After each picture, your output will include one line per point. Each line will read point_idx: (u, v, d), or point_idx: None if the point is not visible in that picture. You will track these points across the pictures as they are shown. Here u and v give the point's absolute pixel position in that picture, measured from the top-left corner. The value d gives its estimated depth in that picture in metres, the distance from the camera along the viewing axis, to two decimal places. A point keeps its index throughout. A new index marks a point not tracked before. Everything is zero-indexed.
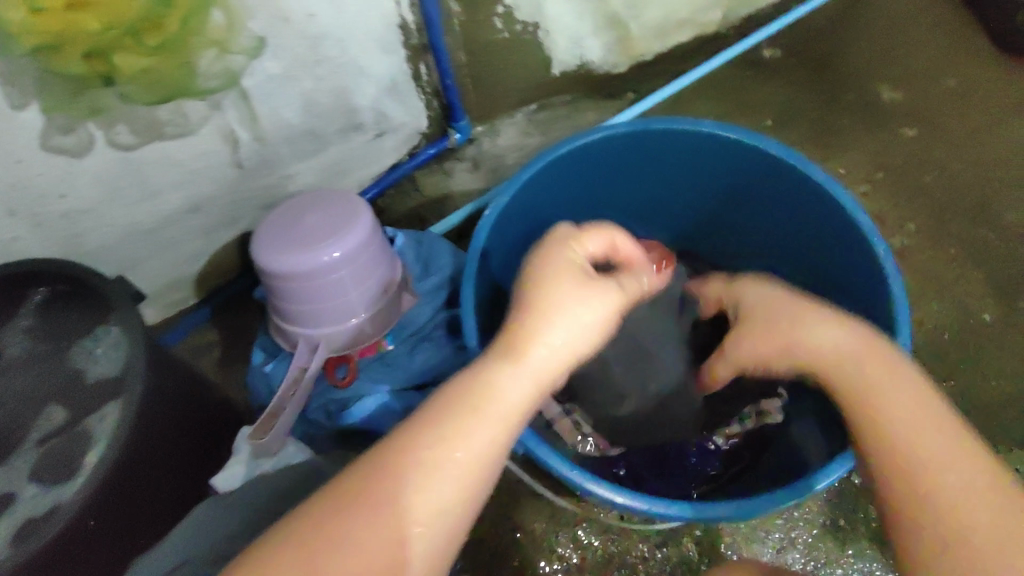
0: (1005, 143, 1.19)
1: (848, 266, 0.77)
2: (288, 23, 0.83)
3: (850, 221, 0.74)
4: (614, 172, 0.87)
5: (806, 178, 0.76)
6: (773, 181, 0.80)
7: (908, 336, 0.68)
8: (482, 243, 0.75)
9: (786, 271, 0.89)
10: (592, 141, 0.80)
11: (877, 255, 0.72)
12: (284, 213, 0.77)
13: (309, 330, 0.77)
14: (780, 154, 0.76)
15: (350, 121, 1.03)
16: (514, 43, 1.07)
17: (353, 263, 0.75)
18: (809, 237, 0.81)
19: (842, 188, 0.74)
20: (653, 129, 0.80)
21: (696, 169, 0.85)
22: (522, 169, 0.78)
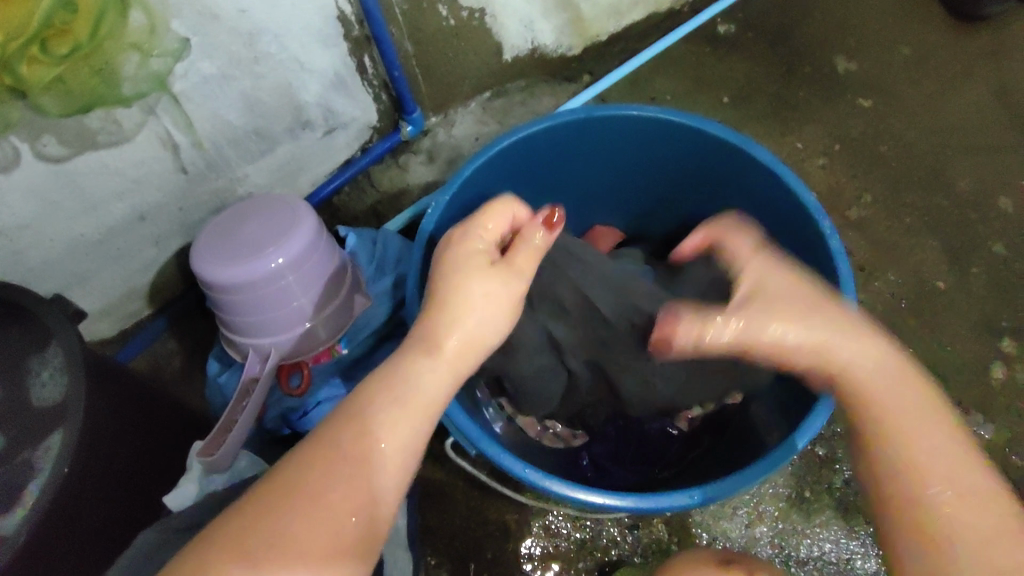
0: (959, 109, 1.19)
1: (796, 243, 0.78)
2: (218, 21, 0.80)
3: (796, 198, 0.74)
4: (563, 160, 0.88)
5: (751, 158, 0.77)
6: (719, 162, 0.81)
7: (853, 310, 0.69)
8: (427, 244, 0.75)
9: None
10: (536, 131, 0.80)
11: (822, 233, 0.72)
12: (226, 221, 0.75)
13: (261, 338, 0.76)
14: (723, 134, 0.77)
15: (297, 120, 1.00)
16: (461, 31, 1.04)
17: (300, 268, 0.74)
18: (758, 217, 0.82)
19: (786, 168, 0.75)
20: (597, 116, 0.80)
21: (643, 153, 0.86)
22: (466, 164, 0.78)
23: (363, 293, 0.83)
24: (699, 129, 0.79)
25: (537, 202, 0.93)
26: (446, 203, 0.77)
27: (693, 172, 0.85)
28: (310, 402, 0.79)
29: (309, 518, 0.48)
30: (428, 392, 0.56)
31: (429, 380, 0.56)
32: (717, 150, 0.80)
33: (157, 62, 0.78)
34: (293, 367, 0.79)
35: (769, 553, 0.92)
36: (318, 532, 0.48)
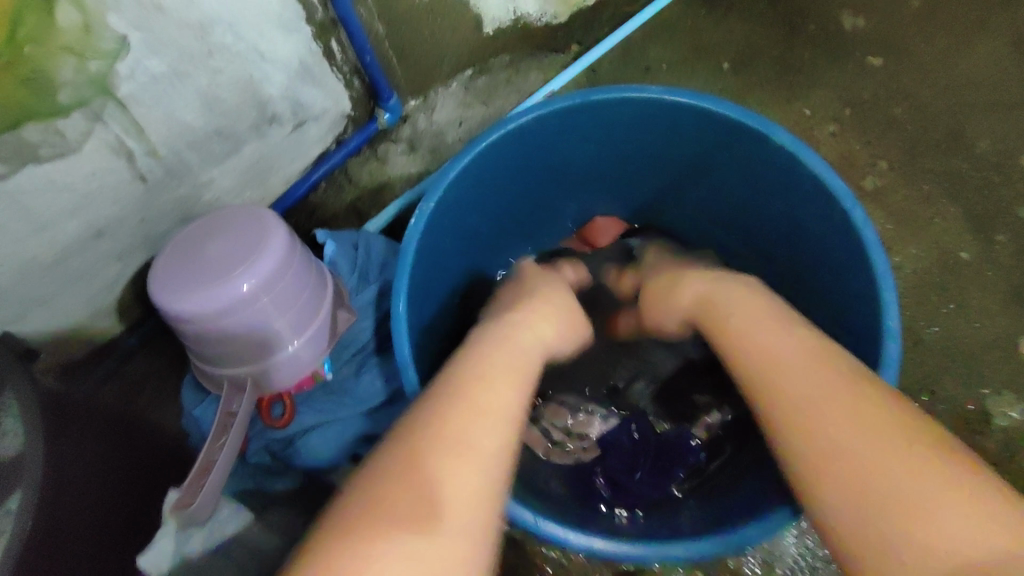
0: (975, 64, 1.11)
1: (822, 234, 0.71)
2: (163, 12, 0.71)
3: (822, 184, 0.67)
4: (557, 151, 0.80)
5: (769, 139, 0.69)
6: (729, 145, 0.74)
7: (893, 298, 0.62)
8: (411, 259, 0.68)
9: (755, 239, 0.83)
10: (528, 120, 0.72)
11: (854, 221, 0.65)
12: (184, 241, 0.67)
13: (236, 369, 0.68)
14: (735, 114, 0.70)
15: (262, 115, 0.91)
16: (436, 6, 0.95)
17: (273, 288, 0.66)
18: (778, 200, 0.75)
19: (807, 147, 0.68)
20: (593, 100, 0.73)
21: (647, 138, 0.79)
22: (447, 167, 0.71)
23: (346, 306, 0.76)
24: (708, 109, 0.71)
25: (531, 194, 0.86)
26: (431, 208, 0.70)
27: (703, 154, 0.78)
28: (297, 431, 0.73)
29: (423, 498, 0.47)
30: (512, 389, 0.57)
31: (503, 379, 0.57)
32: (729, 131, 0.72)
33: (93, 65, 0.69)
34: (274, 397, 0.72)
35: (795, 553, 0.88)
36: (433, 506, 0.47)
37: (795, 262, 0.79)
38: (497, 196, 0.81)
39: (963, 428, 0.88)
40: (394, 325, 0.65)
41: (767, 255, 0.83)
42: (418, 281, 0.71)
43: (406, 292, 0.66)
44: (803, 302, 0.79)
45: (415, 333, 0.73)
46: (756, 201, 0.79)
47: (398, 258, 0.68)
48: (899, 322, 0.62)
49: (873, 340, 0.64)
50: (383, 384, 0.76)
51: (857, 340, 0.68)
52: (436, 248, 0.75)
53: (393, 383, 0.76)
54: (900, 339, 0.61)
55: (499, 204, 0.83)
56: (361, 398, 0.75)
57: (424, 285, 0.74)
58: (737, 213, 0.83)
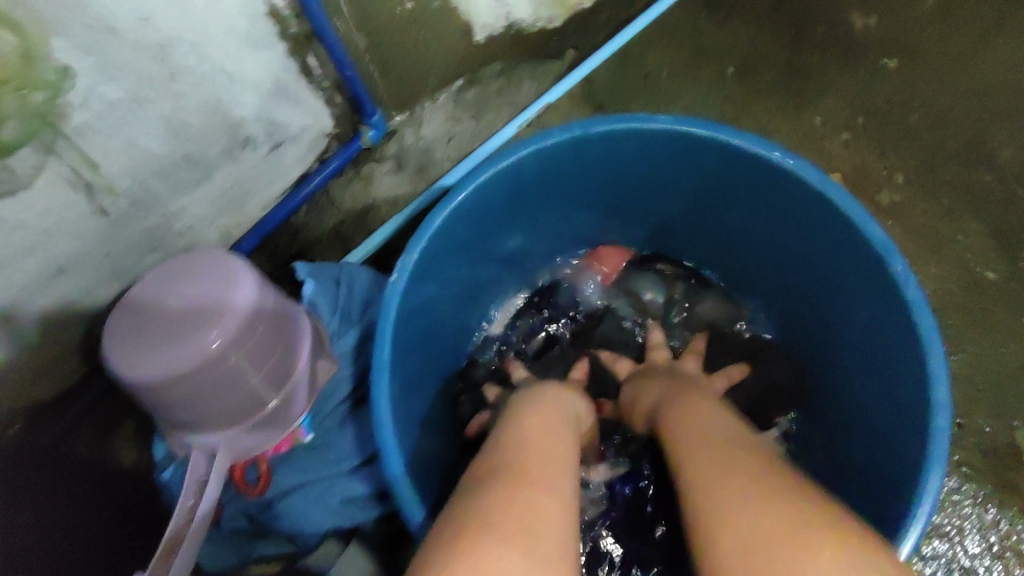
0: (994, 66, 1.05)
1: (853, 273, 0.68)
2: (117, 33, 0.64)
3: (860, 234, 0.64)
4: (558, 187, 0.75)
5: (802, 182, 0.65)
6: (745, 177, 0.70)
7: (943, 366, 0.59)
8: (394, 317, 0.64)
9: (775, 273, 0.79)
10: (523, 157, 0.67)
11: (895, 273, 0.62)
12: (140, 294, 0.60)
13: (209, 433, 0.63)
14: (754, 147, 0.66)
15: (234, 139, 0.84)
16: (422, 15, 0.88)
17: (244, 343, 0.60)
18: (800, 232, 0.71)
19: (836, 184, 0.64)
20: (595, 132, 0.68)
21: (655, 169, 0.73)
22: (435, 211, 0.66)
23: (327, 357, 0.70)
24: (722, 140, 0.67)
25: (532, 229, 0.80)
26: (414, 261, 0.66)
27: (715, 184, 0.73)
28: (277, 493, 0.68)
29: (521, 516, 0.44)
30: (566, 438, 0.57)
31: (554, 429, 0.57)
32: (743, 163, 0.68)
33: (36, 97, 0.62)
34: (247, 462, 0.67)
35: None
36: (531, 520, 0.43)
37: (818, 297, 0.75)
38: (494, 233, 0.76)
39: (992, 464, 0.83)
40: (373, 392, 0.60)
41: (788, 290, 0.79)
42: (402, 339, 0.67)
43: (388, 355, 0.63)
44: (833, 351, 0.75)
45: (400, 390, 0.68)
46: (773, 239, 0.75)
47: (381, 313, 0.64)
48: (949, 392, 0.59)
49: (915, 403, 0.61)
50: (357, 448, 0.70)
51: (896, 399, 0.65)
52: (424, 299, 0.71)
53: (369, 446, 0.71)
54: (950, 410, 0.58)
55: (496, 241, 0.78)
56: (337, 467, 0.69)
57: (409, 338, 0.70)
58: (756, 248, 0.78)
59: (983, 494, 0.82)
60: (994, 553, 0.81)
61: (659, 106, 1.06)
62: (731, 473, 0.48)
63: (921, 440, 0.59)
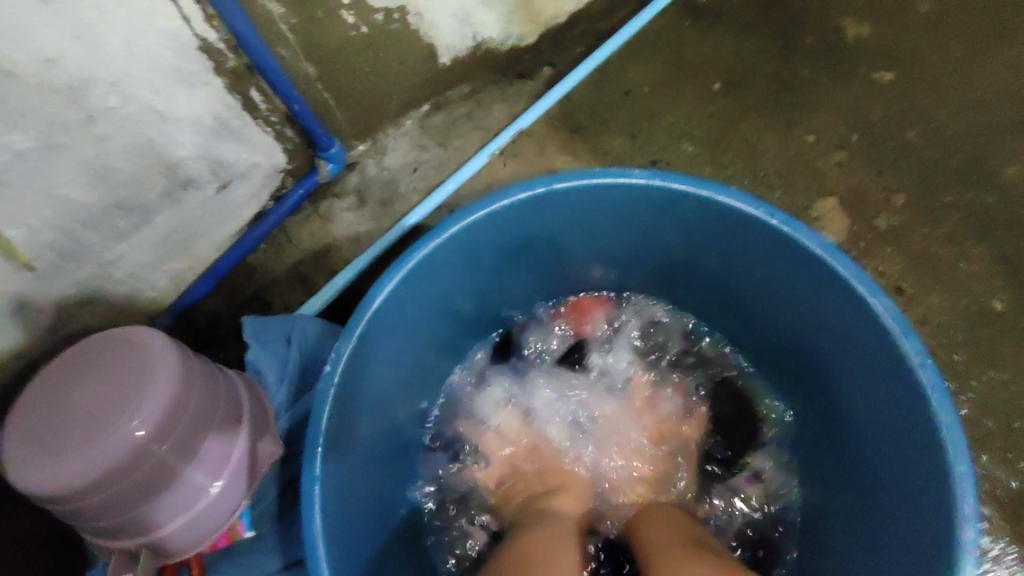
0: (995, 76, 0.98)
1: (855, 342, 0.62)
2: (17, 77, 0.56)
3: (864, 307, 0.59)
4: (526, 246, 0.69)
5: (799, 246, 0.61)
6: (731, 232, 0.65)
7: (966, 464, 0.53)
8: (325, 414, 0.57)
9: (763, 332, 0.74)
10: (476, 219, 0.62)
11: (906, 353, 0.57)
12: (47, 384, 0.53)
13: (134, 535, 0.54)
14: (743, 206, 0.61)
15: (174, 180, 0.76)
16: (378, 38, 0.81)
17: (173, 428, 0.53)
18: (795, 293, 0.66)
19: (841, 252, 0.60)
20: (559, 188, 0.63)
21: (632, 222, 0.68)
22: (383, 282, 0.60)
23: (270, 438, 0.62)
24: (704, 195, 0.62)
25: (504, 290, 0.75)
26: (352, 345, 0.59)
27: (699, 240, 0.68)
28: None
29: None
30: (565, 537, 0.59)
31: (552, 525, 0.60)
32: (723, 220, 0.64)
33: None
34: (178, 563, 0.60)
35: None
36: None
37: (815, 363, 0.69)
38: (457, 297, 0.70)
39: (1009, 515, 0.77)
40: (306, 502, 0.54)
41: (781, 355, 0.73)
42: (349, 428, 0.61)
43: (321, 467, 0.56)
44: (832, 420, 0.69)
45: (350, 487, 0.61)
46: (765, 302, 0.70)
47: (313, 410, 0.57)
48: (977, 501, 0.52)
49: (937, 500, 0.55)
50: (282, 553, 0.64)
51: (910, 491, 0.58)
52: (374, 381, 0.64)
53: (295, 550, 0.65)
54: (979, 524, 0.52)
55: (461, 305, 0.72)
56: (266, 572, 0.63)
57: (358, 423, 0.63)
58: (743, 308, 0.73)
59: (1000, 549, 0.76)
60: None
61: (642, 124, 0.99)
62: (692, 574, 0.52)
63: (943, 549, 0.53)
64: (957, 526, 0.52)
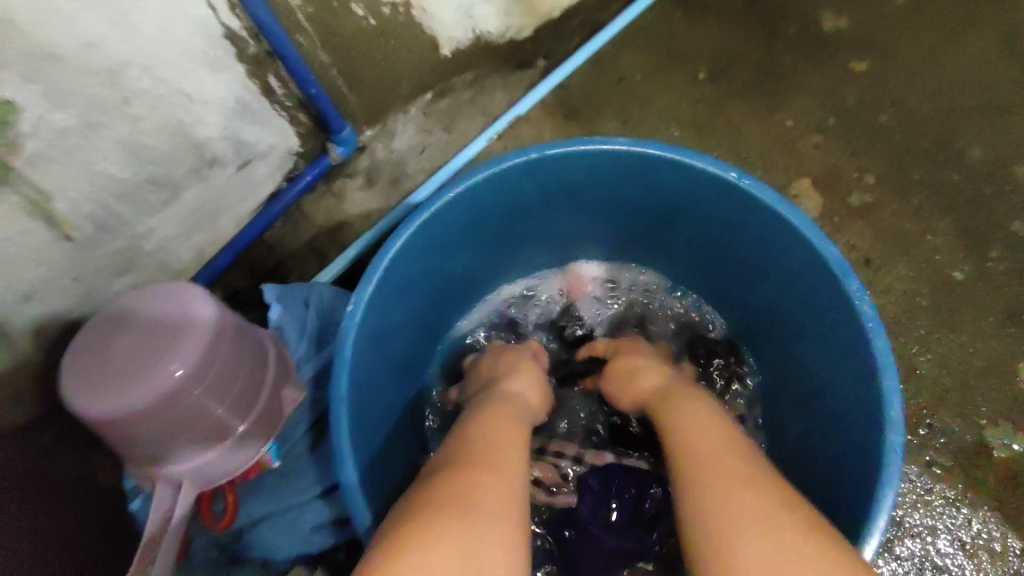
0: (963, 65, 1.05)
1: (806, 291, 0.69)
2: (61, 61, 0.63)
3: (815, 253, 0.65)
4: (518, 208, 0.76)
5: (755, 200, 0.67)
6: (704, 194, 0.71)
7: (893, 379, 0.59)
8: (348, 347, 0.64)
9: (735, 289, 0.81)
10: (477, 182, 0.69)
11: (850, 293, 0.63)
12: (94, 333, 0.60)
13: (179, 463, 0.62)
14: (713, 167, 0.67)
15: (201, 159, 0.83)
16: (386, 29, 0.87)
17: (208, 369, 0.60)
18: (757, 252, 0.73)
19: (794, 206, 0.65)
20: (551, 155, 0.69)
21: (616, 186, 0.75)
22: (392, 238, 0.67)
23: (293, 385, 0.70)
24: (678, 160, 0.68)
25: (498, 251, 0.82)
26: (372, 290, 0.66)
27: (677, 205, 0.75)
28: (245, 523, 0.69)
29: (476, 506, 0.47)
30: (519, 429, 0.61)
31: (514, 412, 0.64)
32: (696, 184, 0.70)
33: None
34: (214, 493, 0.68)
35: None
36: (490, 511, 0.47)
37: (776, 314, 0.76)
38: (458, 255, 0.77)
39: (962, 463, 0.85)
40: (333, 425, 0.60)
41: (752, 310, 0.80)
42: (364, 365, 0.68)
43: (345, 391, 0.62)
44: (797, 369, 0.75)
45: (366, 420, 0.69)
46: (735, 260, 0.77)
47: (336, 344, 0.64)
48: (903, 429, 0.58)
49: (871, 428, 0.61)
50: (319, 480, 0.70)
51: (852, 425, 0.65)
52: (385, 328, 0.71)
53: (330, 477, 0.70)
54: (903, 431, 0.58)
55: (461, 263, 0.79)
56: (293, 505, 0.69)
57: (373, 370, 0.70)
58: (719, 266, 0.80)
59: (953, 493, 0.84)
60: (963, 552, 0.82)
61: (633, 110, 1.06)
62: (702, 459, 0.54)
63: (876, 460, 0.59)
64: (885, 433, 0.59)
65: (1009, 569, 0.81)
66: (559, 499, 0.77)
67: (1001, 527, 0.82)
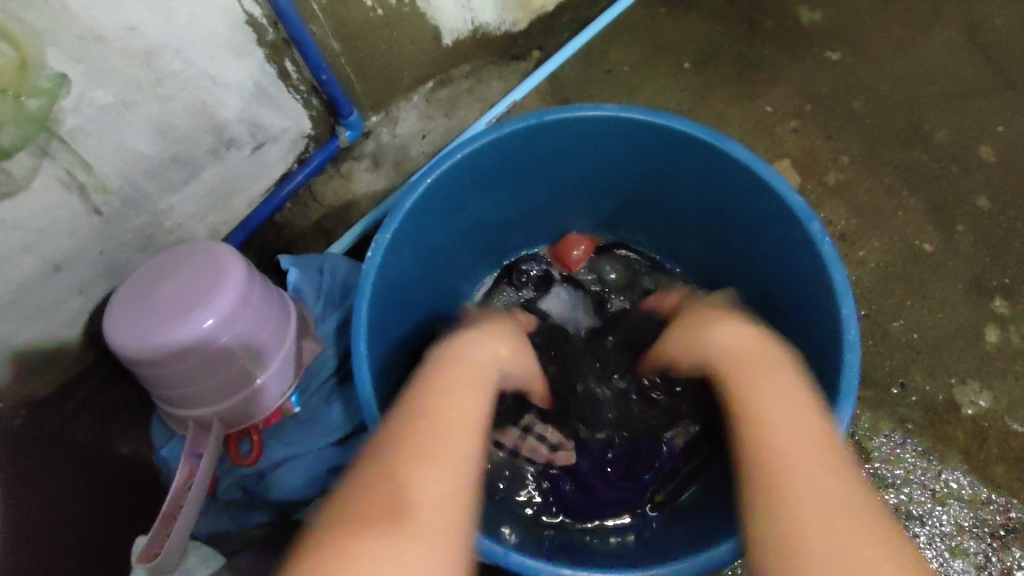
0: (931, 55, 1.13)
1: (778, 243, 0.75)
2: (104, 42, 0.69)
3: (782, 203, 0.71)
4: (516, 172, 0.82)
5: (728, 157, 0.73)
6: (686, 158, 0.77)
7: (851, 306, 0.66)
8: (370, 289, 0.70)
9: (717, 248, 0.87)
10: (482, 143, 0.75)
11: (813, 236, 0.69)
12: (139, 283, 0.67)
13: (210, 406, 0.69)
14: (690, 130, 0.74)
15: (220, 140, 0.89)
16: (392, 19, 0.94)
17: (238, 320, 0.67)
18: (733, 212, 0.79)
19: (763, 161, 0.72)
20: (548, 121, 0.75)
21: (606, 151, 0.81)
22: (403, 197, 0.73)
23: (312, 337, 0.77)
24: (659, 124, 0.74)
25: (498, 214, 0.88)
26: (387, 240, 0.72)
27: (662, 169, 0.81)
28: (268, 465, 0.75)
29: (400, 503, 0.50)
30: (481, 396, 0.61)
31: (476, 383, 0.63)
32: (678, 148, 0.76)
33: (30, 103, 0.67)
34: (241, 434, 0.74)
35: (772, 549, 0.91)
36: (410, 508, 0.50)
37: (752, 268, 0.82)
38: (462, 216, 0.83)
39: (932, 419, 0.91)
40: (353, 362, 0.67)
41: (731, 266, 0.87)
42: (379, 308, 0.74)
43: (365, 325, 0.69)
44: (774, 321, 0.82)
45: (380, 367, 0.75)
46: (714, 220, 0.83)
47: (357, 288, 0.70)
48: (860, 355, 0.65)
49: (833, 362, 0.68)
50: (346, 420, 0.77)
51: (822, 355, 0.71)
52: (398, 279, 0.78)
53: (357, 417, 0.77)
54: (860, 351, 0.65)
55: (464, 225, 0.85)
56: (317, 447, 0.75)
57: (385, 322, 0.76)
58: (701, 228, 0.86)
59: (923, 446, 0.90)
60: (935, 499, 0.88)
61: (623, 99, 1.13)
62: (807, 471, 0.52)
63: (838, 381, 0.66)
64: (845, 354, 0.65)
65: (976, 515, 0.88)
66: (559, 456, 0.81)
67: (968, 476, 0.89)
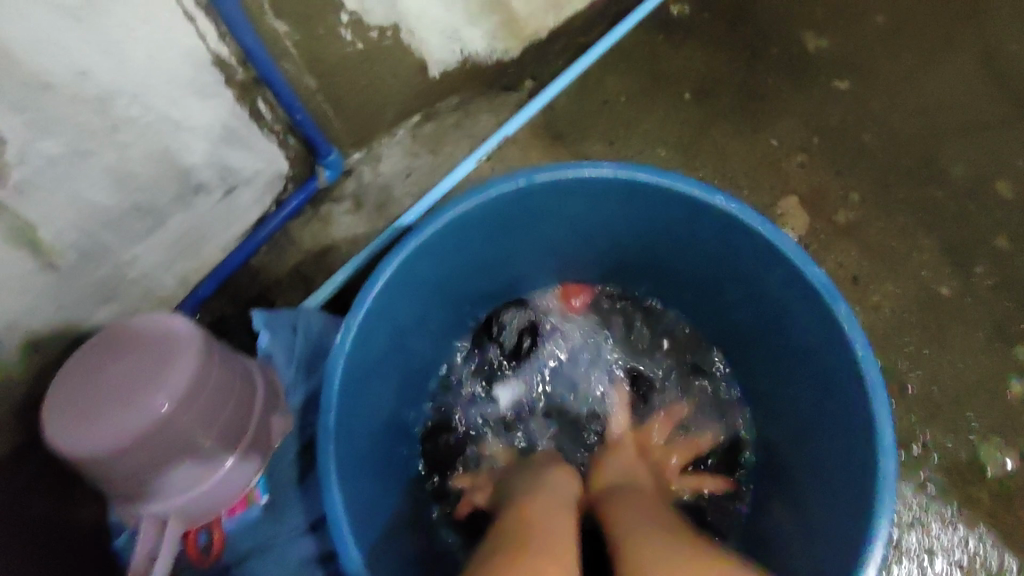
0: (942, 84, 1.07)
1: (793, 312, 0.70)
2: (52, 89, 0.62)
3: (800, 275, 0.65)
4: (505, 234, 0.76)
5: (740, 224, 0.67)
6: (690, 219, 0.71)
7: (883, 401, 0.61)
8: (339, 375, 0.64)
9: (723, 310, 0.81)
10: (470, 206, 0.69)
11: (838, 316, 0.64)
12: (80, 366, 0.59)
13: (167, 497, 0.62)
14: (696, 191, 0.68)
15: (186, 186, 0.83)
16: (373, 54, 0.88)
17: (196, 401, 0.59)
18: (742, 275, 0.73)
19: (780, 230, 0.66)
20: (539, 182, 0.69)
21: (603, 211, 0.75)
22: (378, 272, 0.67)
23: (281, 412, 0.71)
24: (661, 184, 0.68)
25: (486, 275, 0.82)
26: (360, 320, 0.66)
27: (663, 229, 0.75)
28: (232, 557, 0.69)
29: None
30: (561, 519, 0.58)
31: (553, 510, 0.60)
32: (681, 208, 0.70)
33: None
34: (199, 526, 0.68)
35: None
36: None
37: (762, 334, 0.77)
38: (445, 280, 0.77)
39: (956, 481, 0.85)
40: (320, 462, 0.61)
41: (737, 329, 0.81)
42: (354, 390, 0.68)
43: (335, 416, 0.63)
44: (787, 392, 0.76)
45: (354, 450, 0.68)
46: (719, 283, 0.78)
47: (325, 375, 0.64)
48: (895, 459, 0.60)
49: (863, 458, 0.63)
50: (305, 513, 0.71)
51: (847, 445, 0.66)
52: (375, 355, 0.71)
53: (316, 509, 0.72)
54: (893, 456, 0.60)
55: (449, 288, 0.79)
56: (286, 534, 0.70)
57: (360, 397, 0.70)
58: (704, 289, 0.81)
59: (946, 511, 0.84)
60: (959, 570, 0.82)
61: (620, 132, 1.06)
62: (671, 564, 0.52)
63: (871, 484, 0.61)
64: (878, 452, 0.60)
65: None
66: None
67: (994, 545, 0.82)
